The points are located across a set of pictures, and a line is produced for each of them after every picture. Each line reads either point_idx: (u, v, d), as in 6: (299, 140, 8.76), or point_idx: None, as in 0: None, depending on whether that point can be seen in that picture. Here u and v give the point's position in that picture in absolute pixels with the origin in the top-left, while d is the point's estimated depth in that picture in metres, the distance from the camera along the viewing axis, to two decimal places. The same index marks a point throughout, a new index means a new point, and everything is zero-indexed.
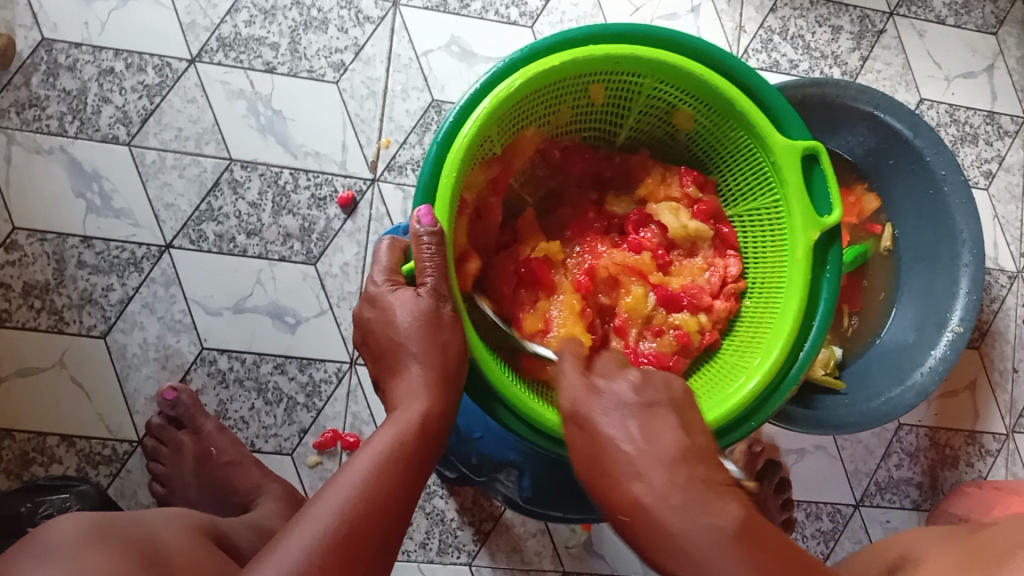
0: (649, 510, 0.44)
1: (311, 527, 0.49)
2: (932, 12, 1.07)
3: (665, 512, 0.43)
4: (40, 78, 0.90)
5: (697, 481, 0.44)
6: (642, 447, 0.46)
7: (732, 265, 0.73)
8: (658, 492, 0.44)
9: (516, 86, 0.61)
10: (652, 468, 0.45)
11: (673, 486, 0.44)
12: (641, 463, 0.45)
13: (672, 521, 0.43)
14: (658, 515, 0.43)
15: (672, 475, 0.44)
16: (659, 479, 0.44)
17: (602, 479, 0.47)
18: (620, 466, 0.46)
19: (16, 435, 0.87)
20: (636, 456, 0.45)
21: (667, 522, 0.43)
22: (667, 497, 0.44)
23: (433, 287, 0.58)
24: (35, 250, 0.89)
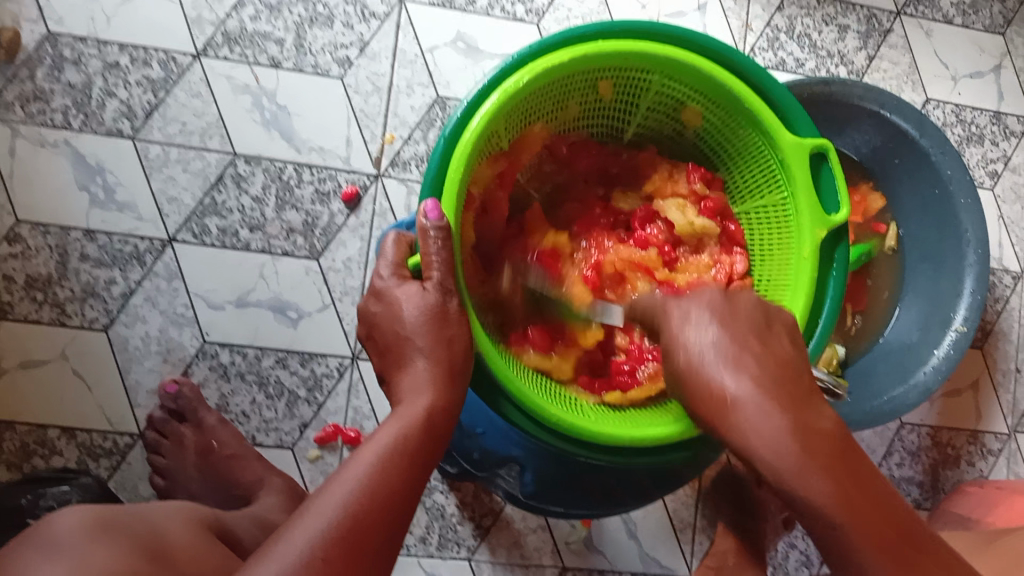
0: (739, 404, 0.51)
1: (315, 521, 0.49)
2: (940, 12, 1.07)
3: (755, 407, 0.51)
4: (45, 71, 0.90)
5: (784, 386, 0.52)
6: (732, 355, 0.53)
7: (738, 262, 0.73)
8: (749, 391, 0.51)
9: (525, 81, 0.61)
10: (744, 373, 0.52)
11: (761, 390, 0.52)
12: (733, 364, 0.53)
13: (760, 416, 0.50)
14: (745, 409, 0.51)
15: (761, 379, 0.52)
16: (751, 382, 0.52)
17: (690, 374, 0.54)
18: (711, 371, 0.53)
19: (18, 427, 0.87)
20: (729, 360, 0.53)
21: (750, 422, 0.51)
22: (756, 398, 0.51)
23: (439, 281, 0.58)
24: (39, 243, 0.89)
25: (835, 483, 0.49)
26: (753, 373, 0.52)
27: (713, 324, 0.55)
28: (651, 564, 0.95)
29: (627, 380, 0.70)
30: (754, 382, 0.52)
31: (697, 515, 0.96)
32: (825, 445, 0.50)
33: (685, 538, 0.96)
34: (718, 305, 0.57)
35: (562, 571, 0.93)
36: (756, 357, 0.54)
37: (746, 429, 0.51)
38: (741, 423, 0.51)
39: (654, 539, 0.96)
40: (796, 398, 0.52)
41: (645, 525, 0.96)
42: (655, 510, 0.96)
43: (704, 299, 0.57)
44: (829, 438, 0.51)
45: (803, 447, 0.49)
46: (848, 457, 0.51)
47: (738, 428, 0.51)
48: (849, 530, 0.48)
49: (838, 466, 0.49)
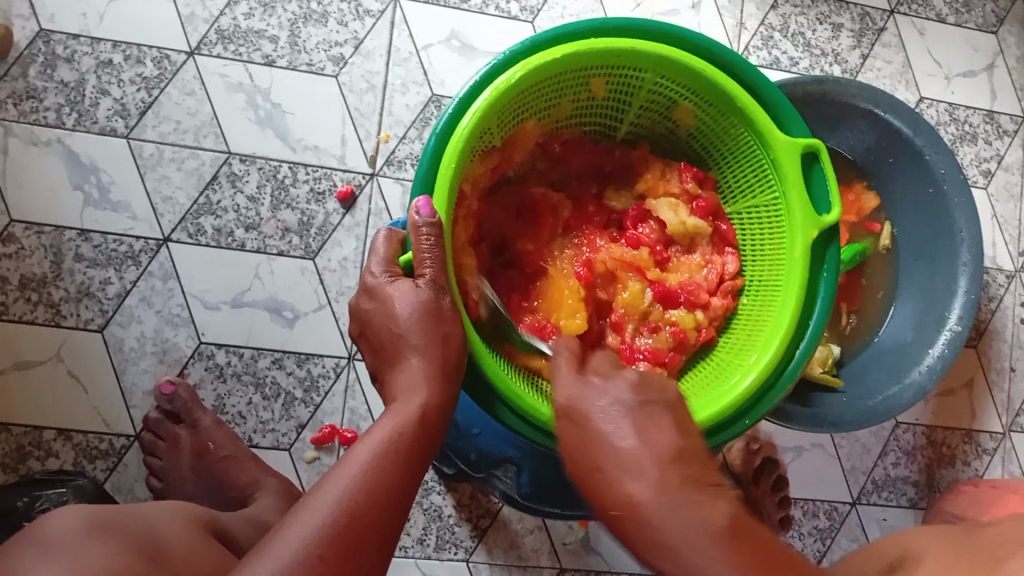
0: (641, 508, 0.43)
1: (311, 518, 0.48)
2: (933, 10, 1.07)
3: (662, 509, 0.42)
4: (37, 69, 0.90)
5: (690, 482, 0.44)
6: (636, 450, 0.45)
7: (730, 262, 0.73)
8: (653, 492, 0.43)
9: (517, 78, 0.61)
10: (645, 471, 0.44)
11: (665, 487, 0.43)
12: (635, 460, 0.45)
13: (665, 515, 0.42)
14: (652, 512, 0.43)
15: (667, 476, 0.44)
16: (659, 479, 0.44)
17: (594, 478, 0.46)
18: (615, 467, 0.45)
19: (13, 429, 0.87)
20: (630, 454, 0.45)
21: (661, 520, 0.42)
22: (660, 498, 0.43)
23: (432, 278, 0.57)
24: (32, 242, 0.89)
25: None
26: (657, 468, 0.44)
27: (609, 418, 0.47)
28: None
29: None
30: (659, 479, 0.44)
31: None
32: (746, 547, 0.41)
33: None
34: (622, 393, 0.49)
35: (559, 571, 0.94)
36: (656, 449, 0.45)
37: (655, 535, 0.42)
38: (648, 528, 0.43)
39: None
40: (702, 491, 0.44)
41: None
42: None
43: (609, 389, 0.49)
44: (750, 537, 0.42)
45: (721, 550, 0.41)
46: (782, 558, 0.42)
47: (643, 538, 0.43)
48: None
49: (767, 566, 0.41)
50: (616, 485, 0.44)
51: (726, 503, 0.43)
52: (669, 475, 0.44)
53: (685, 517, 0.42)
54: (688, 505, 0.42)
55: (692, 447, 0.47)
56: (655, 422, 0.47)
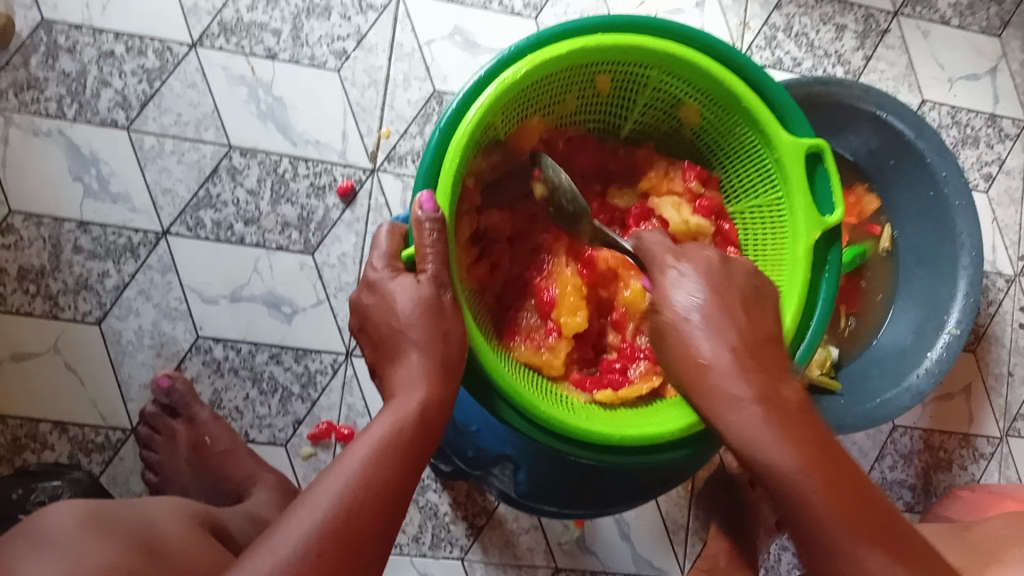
0: (712, 369, 0.53)
1: (311, 516, 0.48)
2: (937, 13, 1.07)
3: (729, 374, 0.52)
4: (39, 59, 0.90)
5: (759, 363, 0.54)
6: (714, 320, 0.55)
7: (732, 262, 0.72)
8: (726, 355, 0.53)
9: (522, 73, 0.60)
10: (723, 338, 0.54)
11: (739, 358, 0.53)
12: (714, 331, 0.54)
13: (730, 382, 0.52)
14: (722, 375, 0.53)
15: (738, 348, 0.54)
16: (733, 350, 0.53)
17: (676, 334, 0.56)
18: (694, 333, 0.55)
19: (9, 420, 0.87)
20: (706, 323, 0.55)
21: (726, 383, 0.52)
22: (732, 364, 0.53)
23: (434, 274, 0.57)
24: (31, 233, 0.88)
25: (801, 452, 0.49)
26: (733, 341, 0.54)
27: (701, 291, 0.56)
28: (644, 565, 0.95)
29: (618, 378, 0.69)
30: (731, 348, 0.54)
31: (690, 517, 0.96)
32: (791, 419, 0.51)
33: (677, 540, 0.96)
34: (712, 270, 0.58)
35: (555, 571, 0.93)
36: (735, 323, 0.55)
37: (719, 392, 0.53)
38: (713, 387, 0.53)
39: (647, 541, 0.96)
40: (766, 369, 0.54)
41: (639, 526, 0.96)
42: (648, 512, 0.96)
43: (700, 262, 0.58)
44: (797, 413, 0.52)
45: (769, 419, 0.50)
46: (819, 437, 0.51)
47: (711, 392, 0.53)
48: (814, 507, 0.48)
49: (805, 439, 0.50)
50: (694, 347, 0.54)
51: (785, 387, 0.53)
52: (742, 349, 0.54)
53: (750, 386, 0.52)
54: (752, 379, 0.53)
55: (764, 331, 0.56)
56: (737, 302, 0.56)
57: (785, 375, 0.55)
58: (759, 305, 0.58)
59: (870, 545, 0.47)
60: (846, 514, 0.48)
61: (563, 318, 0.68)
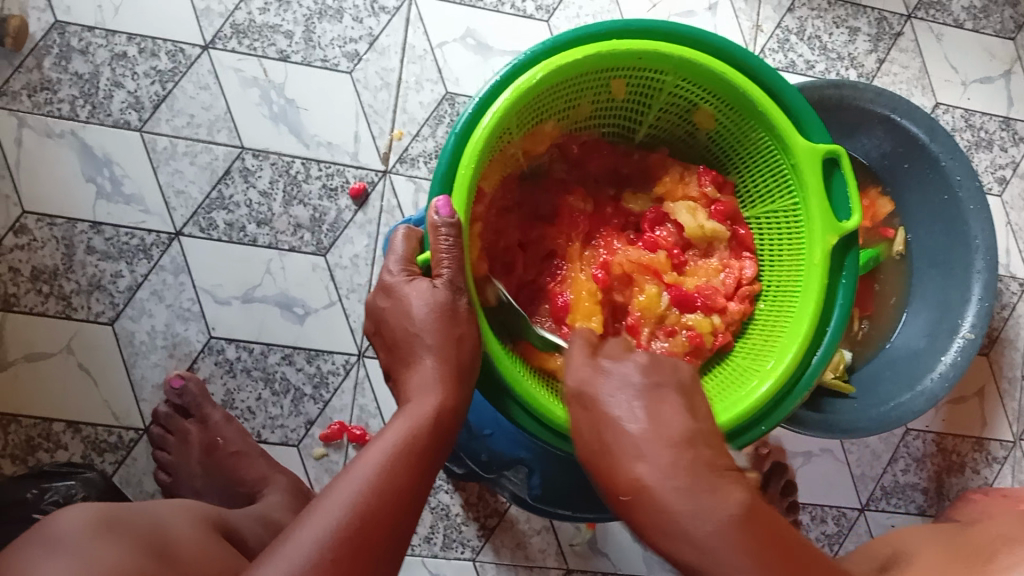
0: (652, 492, 0.44)
1: (324, 520, 0.48)
2: (951, 16, 1.07)
3: (663, 495, 0.43)
4: (52, 61, 0.90)
5: (700, 469, 0.44)
6: (644, 430, 0.46)
7: (748, 267, 0.72)
8: (664, 475, 0.44)
9: (538, 78, 0.60)
10: (655, 452, 0.45)
11: (673, 468, 0.44)
12: (640, 444, 0.45)
13: (667, 503, 0.43)
14: (663, 498, 0.43)
15: (680, 459, 0.44)
16: (666, 461, 0.44)
17: (604, 458, 0.47)
18: (622, 447, 0.46)
19: (22, 420, 0.87)
20: (642, 439, 0.46)
21: (668, 505, 0.43)
22: (667, 480, 0.44)
23: (450, 279, 0.57)
24: (45, 234, 0.89)
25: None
26: (664, 454, 0.45)
27: (623, 407, 0.47)
28: (655, 567, 0.96)
29: None
30: (665, 461, 0.44)
31: None
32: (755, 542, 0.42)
33: None
34: (628, 379, 0.49)
35: (566, 572, 0.93)
36: (669, 436, 0.46)
37: (664, 518, 0.43)
38: (652, 513, 0.44)
39: None
40: (707, 474, 0.44)
41: None
42: None
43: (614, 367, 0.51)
44: (760, 532, 0.43)
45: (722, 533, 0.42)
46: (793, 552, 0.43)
47: (653, 518, 0.44)
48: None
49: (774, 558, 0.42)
50: (627, 466, 0.45)
51: (743, 493, 0.44)
52: (677, 460, 0.44)
53: (701, 507, 0.43)
54: (693, 495, 0.43)
55: (703, 435, 0.47)
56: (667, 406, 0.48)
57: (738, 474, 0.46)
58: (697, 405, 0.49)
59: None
60: None
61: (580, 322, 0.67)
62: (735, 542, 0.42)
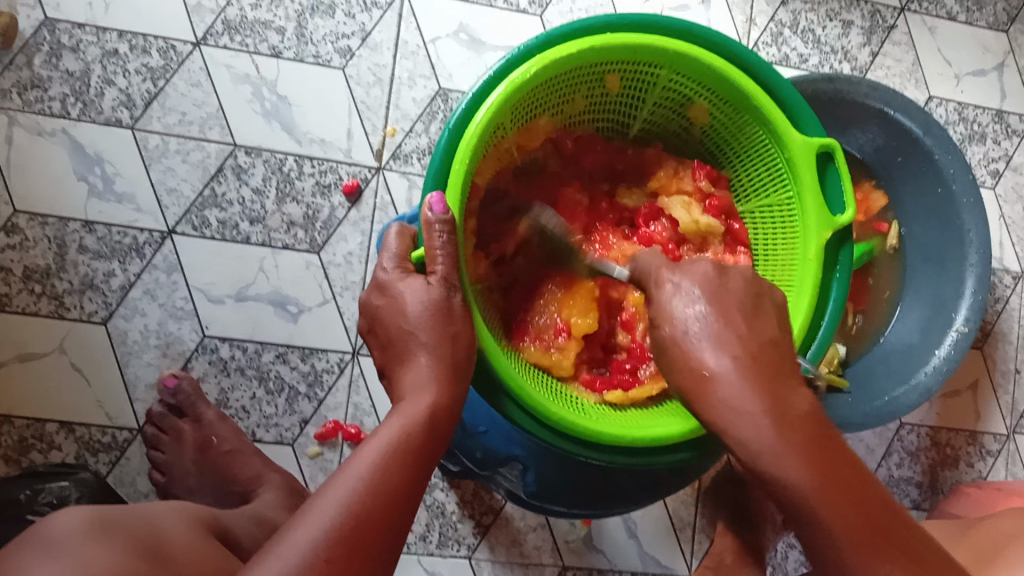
0: (717, 383, 0.50)
1: (319, 521, 0.48)
2: (944, 9, 1.07)
3: (732, 389, 0.49)
4: (42, 58, 0.89)
5: (764, 367, 0.50)
6: (717, 330, 0.51)
7: (743, 261, 0.72)
8: (731, 367, 0.50)
9: (531, 73, 0.60)
10: (727, 350, 0.51)
11: (744, 369, 0.50)
12: (716, 342, 0.51)
13: (735, 396, 0.49)
14: (727, 389, 0.50)
15: (745, 358, 0.50)
16: (739, 364, 0.50)
17: (677, 350, 0.52)
18: (696, 346, 0.51)
19: (15, 421, 0.86)
20: (719, 339, 0.51)
21: (735, 399, 0.49)
22: (738, 379, 0.50)
23: (443, 275, 0.56)
24: (36, 233, 0.88)
25: (811, 463, 0.48)
26: (735, 351, 0.51)
27: (702, 302, 0.53)
28: (651, 564, 0.95)
29: (629, 379, 0.69)
30: (736, 360, 0.50)
31: (696, 515, 0.96)
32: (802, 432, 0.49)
33: (685, 538, 0.96)
34: (708, 279, 0.54)
35: (562, 569, 0.93)
36: (741, 338, 0.51)
37: (724, 405, 0.49)
38: (721, 404, 0.50)
39: (654, 538, 0.96)
40: (773, 378, 0.50)
41: (646, 523, 0.96)
42: (654, 510, 0.96)
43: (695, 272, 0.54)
44: (808, 426, 0.49)
45: (781, 432, 0.48)
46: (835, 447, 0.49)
47: (715, 405, 0.50)
48: (826, 512, 0.47)
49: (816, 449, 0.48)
50: (697, 358, 0.51)
51: (797, 395, 0.50)
52: (749, 362, 0.50)
53: (758, 398, 0.49)
54: (759, 394, 0.49)
55: (770, 339, 0.53)
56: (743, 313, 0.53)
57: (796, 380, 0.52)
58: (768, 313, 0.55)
59: (879, 556, 0.46)
60: (854, 523, 0.47)
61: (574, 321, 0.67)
62: (786, 429, 0.48)
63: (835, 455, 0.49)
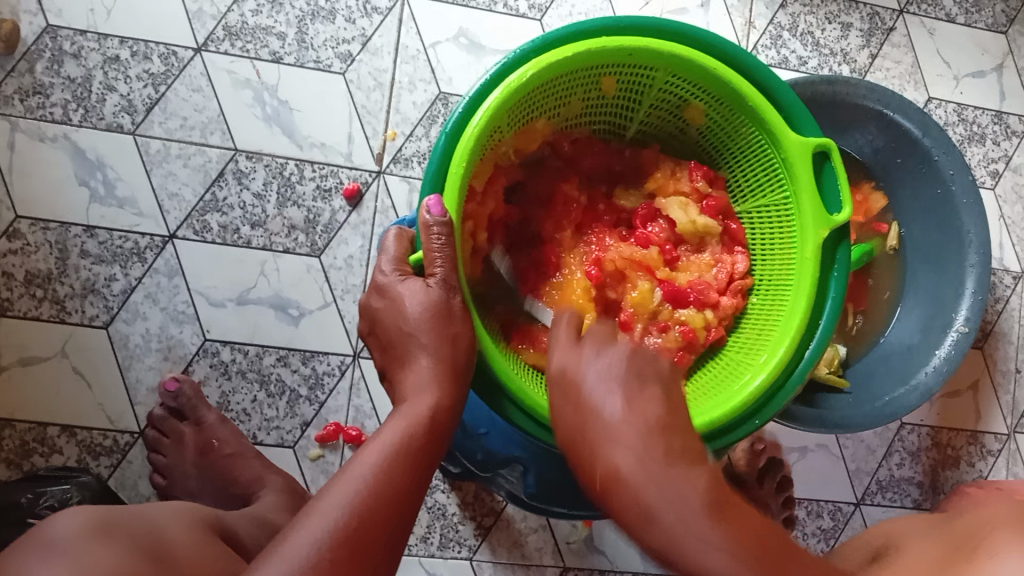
0: (623, 477, 0.45)
1: (321, 522, 0.48)
2: (942, 11, 1.07)
3: (635, 480, 0.44)
4: (44, 64, 0.90)
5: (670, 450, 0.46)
6: (619, 417, 0.47)
7: (740, 262, 0.72)
8: (636, 461, 0.45)
9: (528, 76, 0.60)
10: (629, 440, 0.46)
11: (646, 456, 0.45)
12: (614, 434, 0.46)
13: (640, 486, 0.44)
14: (634, 482, 0.44)
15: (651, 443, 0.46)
16: (639, 447, 0.45)
17: (580, 444, 0.48)
18: (597, 437, 0.47)
19: (17, 425, 0.87)
20: (617, 425, 0.47)
21: (641, 492, 0.44)
22: (640, 464, 0.45)
23: (443, 277, 0.57)
24: (38, 238, 0.88)
25: (732, 548, 0.42)
26: (635, 438, 0.46)
27: (602, 390, 0.48)
28: (653, 565, 0.95)
29: None
30: (637, 446, 0.46)
31: None
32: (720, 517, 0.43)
33: None
34: (608, 364, 0.50)
35: (563, 570, 0.93)
36: (641, 422, 0.47)
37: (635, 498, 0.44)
38: (626, 497, 0.45)
39: None
40: (678, 461, 0.46)
41: None
42: None
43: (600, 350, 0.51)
44: (725, 509, 0.44)
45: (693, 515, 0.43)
46: (759, 530, 0.44)
47: (624, 505, 0.45)
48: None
49: (738, 532, 0.43)
50: (601, 449, 0.46)
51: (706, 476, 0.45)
52: (649, 449, 0.45)
53: (667, 487, 0.44)
54: (663, 478, 0.44)
55: (675, 421, 0.48)
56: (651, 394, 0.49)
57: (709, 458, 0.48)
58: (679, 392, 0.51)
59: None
60: None
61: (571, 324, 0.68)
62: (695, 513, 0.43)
63: (754, 534, 0.44)
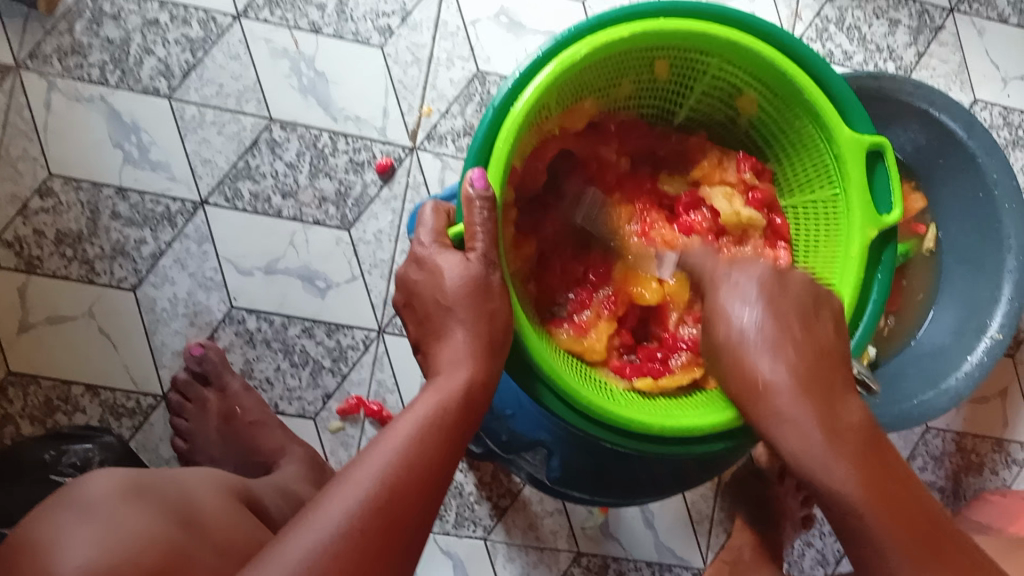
0: (773, 387, 0.56)
1: (352, 491, 0.47)
2: (993, 11, 1.05)
3: (787, 394, 0.55)
4: (84, 25, 0.90)
5: (819, 379, 0.56)
6: (767, 335, 0.57)
7: (783, 255, 0.70)
8: (784, 373, 0.56)
9: (582, 54, 0.59)
10: (778, 353, 0.57)
11: (794, 374, 0.56)
12: (772, 347, 0.57)
13: (790, 401, 0.55)
14: (779, 392, 0.56)
15: (796, 364, 0.56)
16: (787, 364, 0.56)
17: (731, 354, 0.58)
18: (748, 351, 0.58)
19: (42, 383, 0.87)
20: (760, 340, 0.57)
21: (781, 402, 0.56)
22: (787, 377, 0.56)
23: (483, 253, 0.56)
24: (71, 198, 0.89)
25: (864, 483, 0.52)
26: (789, 359, 0.56)
27: (755, 303, 0.58)
28: (666, 554, 0.95)
29: (659, 367, 0.68)
30: (787, 364, 0.56)
31: (714, 508, 0.96)
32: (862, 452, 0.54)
33: (701, 530, 0.96)
34: (765, 275, 0.60)
35: (577, 555, 0.93)
36: (798, 343, 0.57)
37: (778, 411, 0.55)
38: (774, 407, 0.56)
39: (672, 531, 0.95)
40: (828, 388, 0.56)
41: (663, 516, 0.96)
42: (673, 503, 0.96)
43: (751, 270, 0.61)
44: (866, 442, 0.55)
45: (830, 445, 0.54)
46: (886, 469, 0.54)
47: (772, 409, 0.56)
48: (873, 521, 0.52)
49: (870, 465, 0.53)
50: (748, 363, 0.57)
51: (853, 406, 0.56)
52: (801, 367, 0.56)
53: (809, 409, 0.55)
54: (811, 399, 0.55)
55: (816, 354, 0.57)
56: (795, 339, 0.57)
57: (847, 392, 0.57)
58: (822, 322, 0.59)
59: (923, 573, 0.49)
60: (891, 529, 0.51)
61: (637, 288, 0.70)
62: (834, 438, 0.54)
63: (887, 470, 0.54)
